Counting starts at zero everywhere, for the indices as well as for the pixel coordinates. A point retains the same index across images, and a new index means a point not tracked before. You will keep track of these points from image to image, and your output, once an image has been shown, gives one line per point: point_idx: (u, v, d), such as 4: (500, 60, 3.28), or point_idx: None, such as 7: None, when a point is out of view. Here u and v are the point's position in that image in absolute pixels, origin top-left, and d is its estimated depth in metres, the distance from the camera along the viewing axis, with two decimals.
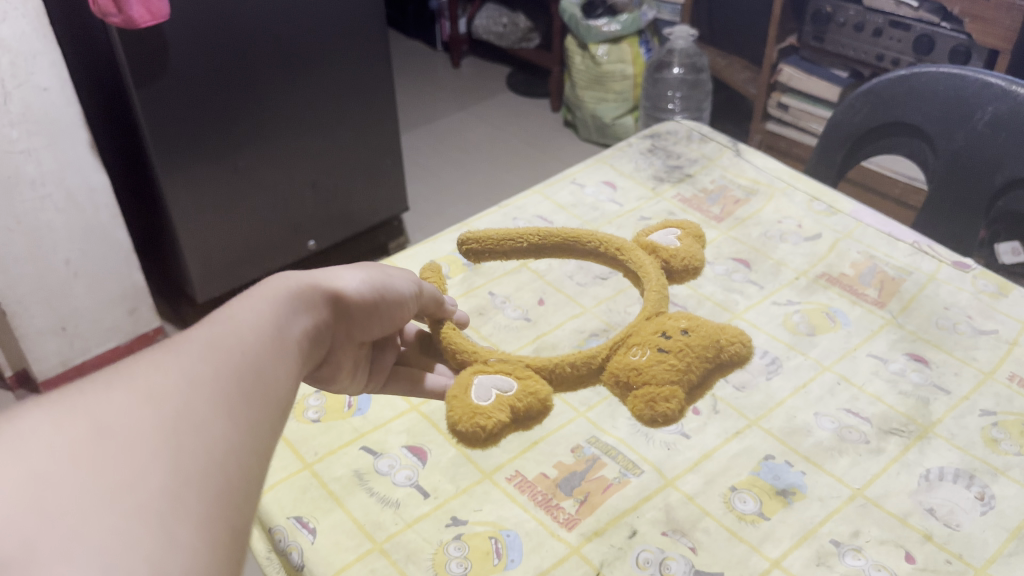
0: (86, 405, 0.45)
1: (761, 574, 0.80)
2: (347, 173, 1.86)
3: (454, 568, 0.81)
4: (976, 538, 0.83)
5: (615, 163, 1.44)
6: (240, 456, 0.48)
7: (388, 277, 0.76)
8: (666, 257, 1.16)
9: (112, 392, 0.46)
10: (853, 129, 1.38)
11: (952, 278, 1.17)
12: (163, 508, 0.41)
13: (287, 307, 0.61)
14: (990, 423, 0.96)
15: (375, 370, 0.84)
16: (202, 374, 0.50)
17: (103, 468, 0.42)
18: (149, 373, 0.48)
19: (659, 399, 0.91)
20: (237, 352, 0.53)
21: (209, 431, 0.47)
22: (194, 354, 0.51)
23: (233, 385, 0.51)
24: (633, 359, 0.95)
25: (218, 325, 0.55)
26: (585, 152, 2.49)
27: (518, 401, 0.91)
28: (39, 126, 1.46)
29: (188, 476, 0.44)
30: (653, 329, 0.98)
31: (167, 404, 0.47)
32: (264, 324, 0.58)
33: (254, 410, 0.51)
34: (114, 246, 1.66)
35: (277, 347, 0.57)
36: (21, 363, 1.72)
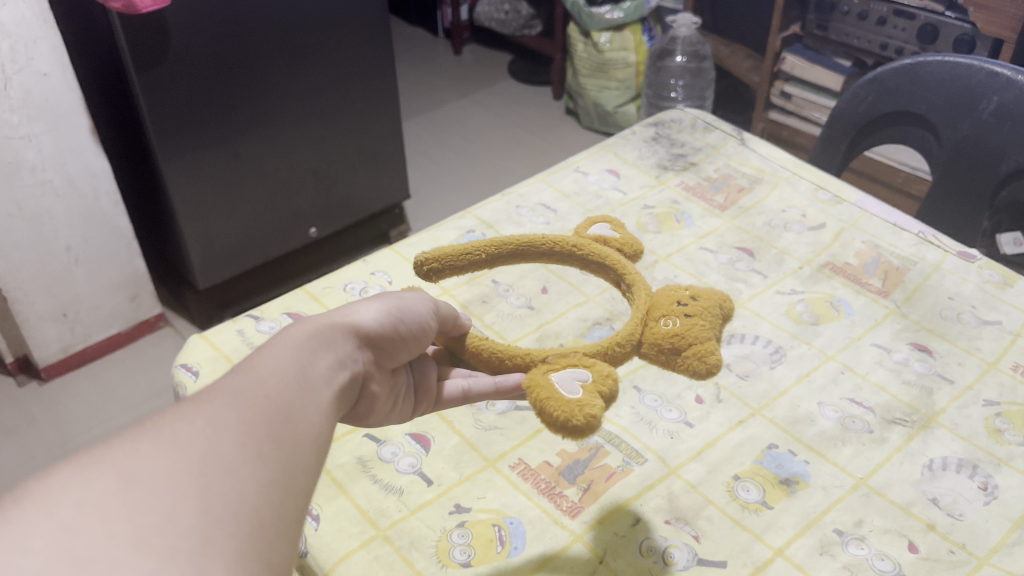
0: (109, 455, 0.43)
1: (764, 563, 0.80)
2: (348, 159, 1.85)
3: (457, 555, 0.81)
4: (978, 528, 0.83)
5: (618, 151, 1.43)
6: (273, 493, 0.46)
7: (403, 301, 0.70)
8: (618, 245, 1.09)
9: (139, 438, 0.44)
10: (857, 118, 1.37)
11: (957, 268, 1.17)
12: (194, 551, 0.40)
13: (308, 345, 0.57)
14: (992, 413, 0.96)
15: (420, 391, 0.75)
16: (230, 413, 0.47)
17: (131, 514, 0.40)
18: (175, 419, 0.46)
19: (707, 350, 0.83)
20: (266, 387, 0.51)
21: (240, 471, 0.45)
22: (220, 394, 0.49)
23: (262, 424, 0.48)
24: (668, 328, 0.87)
25: (244, 365, 0.52)
26: (588, 140, 2.48)
27: (603, 385, 0.74)
28: (39, 112, 1.45)
29: (219, 517, 0.42)
30: (665, 300, 0.91)
31: (194, 447, 0.44)
32: (294, 355, 0.55)
33: (286, 445, 0.49)
34: (115, 233, 1.66)
35: (307, 380, 0.54)
36: (22, 349, 1.72)
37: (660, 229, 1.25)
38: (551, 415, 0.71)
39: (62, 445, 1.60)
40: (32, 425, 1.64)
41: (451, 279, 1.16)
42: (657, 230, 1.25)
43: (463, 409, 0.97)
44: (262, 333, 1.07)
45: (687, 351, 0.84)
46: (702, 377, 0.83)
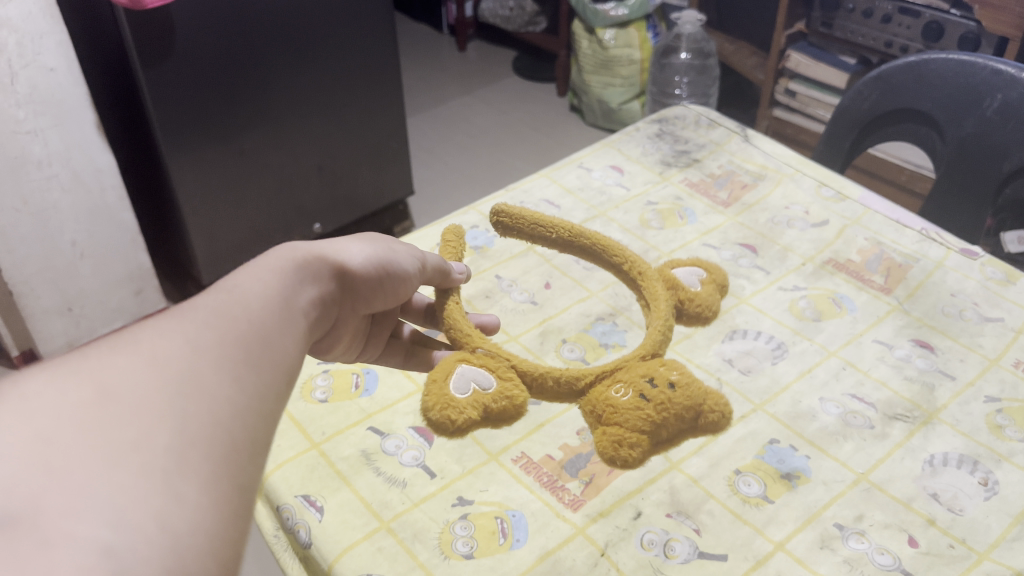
0: (87, 367, 0.44)
1: (765, 557, 0.81)
2: (353, 156, 1.86)
3: (460, 547, 0.81)
4: (979, 523, 0.84)
5: (622, 147, 1.43)
6: (248, 417, 0.47)
7: (393, 253, 0.75)
8: (684, 297, 1.07)
9: (117, 356, 0.45)
10: (862, 116, 1.37)
11: (960, 265, 1.17)
12: (169, 467, 0.41)
13: (291, 277, 0.60)
14: (994, 409, 0.96)
15: (372, 337, 0.86)
16: (208, 336, 0.49)
17: (108, 429, 0.41)
18: (153, 335, 0.47)
19: (625, 441, 0.89)
20: (243, 316, 0.52)
21: (216, 392, 0.46)
22: (199, 316, 0.50)
23: (238, 349, 0.50)
24: (614, 395, 0.93)
25: (222, 292, 0.53)
26: (592, 137, 2.49)
27: (493, 402, 0.93)
28: (45, 106, 1.46)
29: (195, 436, 0.43)
30: (642, 371, 0.95)
31: (172, 366, 0.46)
32: (271, 292, 0.56)
33: (262, 373, 0.50)
34: (120, 227, 1.67)
35: (283, 313, 0.56)
36: (27, 344, 1.68)
37: (663, 225, 1.26)
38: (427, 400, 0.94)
39: None
40: None
41: None
42: (661, 226, 1.26)
43: None
44: None
45: (609, 429, 0.90)
46: (607, 461, 0.90)
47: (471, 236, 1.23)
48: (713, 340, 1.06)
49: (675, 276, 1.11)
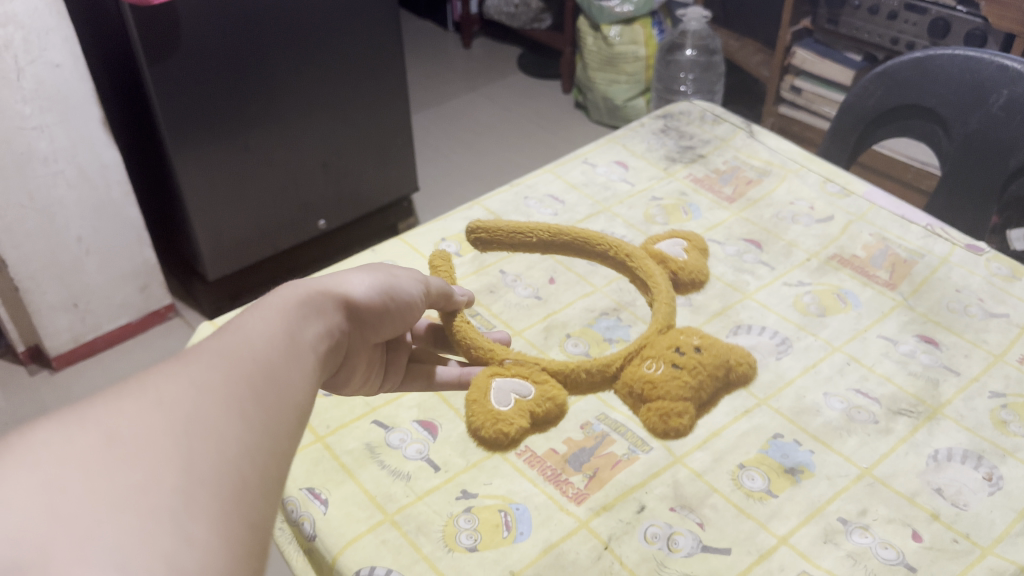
0: (93, 413, 0.44)
1: (769, 551, 0.81)
2: (358, 153, 1.86)
3: (464, 540, 0.81)
4: (983, 518, 0.84)
5: (627, 143, 1.43)
6: (255, 455, 0.47)
7: (395, 279, 0.75)
8: (675, 270, 1.12)
9: (122, 400, 0.45)
10: (867, 112, 1.37)
11: (965, 261, 1.17)
12: (176, 507, 0.41)
13: (296, 314, 0.60)
14: (999, 405, 0.96)
15: (390, 367, 0.83)
16: (212, 377, 0.49)
17: (114, 472, 0.41)
18: (158, 380, 0.47)
19: (673, 412, 0.91)
20: (249, 355, 0.52)
21: (222, 432, 0.46)
22: (203, 360, 0.50)
23: (243, 388, 0.50)
24: (647, 371, 0.94)
25: (227, 334, 0.54)
26: (596, 134, 2.48)
27: (538, 407, 0.91)
28: (51, 102, 1.46)
29: (201, 476, 0.43)
30: (666, 343, 0.96)
31: (178, 408, 0.46)
32: (275, 329, 0.57)
33: (266, 411, 0.50)
34: (125, 223, 1.67)
35: (288, 350, 0.56)
36: (34, 339, 1.74)
37: (668, 221, 1.26)
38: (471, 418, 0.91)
39: None
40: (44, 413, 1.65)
41: (459, 269, 1.16)
42: (665, 221, 1.26)
43: None
44: None
45: (653, 405, 0.92)
46: (661, 436, 0.91)
47: None
48: (717, 335, 1.06)
49: (661, 250, 1.15)
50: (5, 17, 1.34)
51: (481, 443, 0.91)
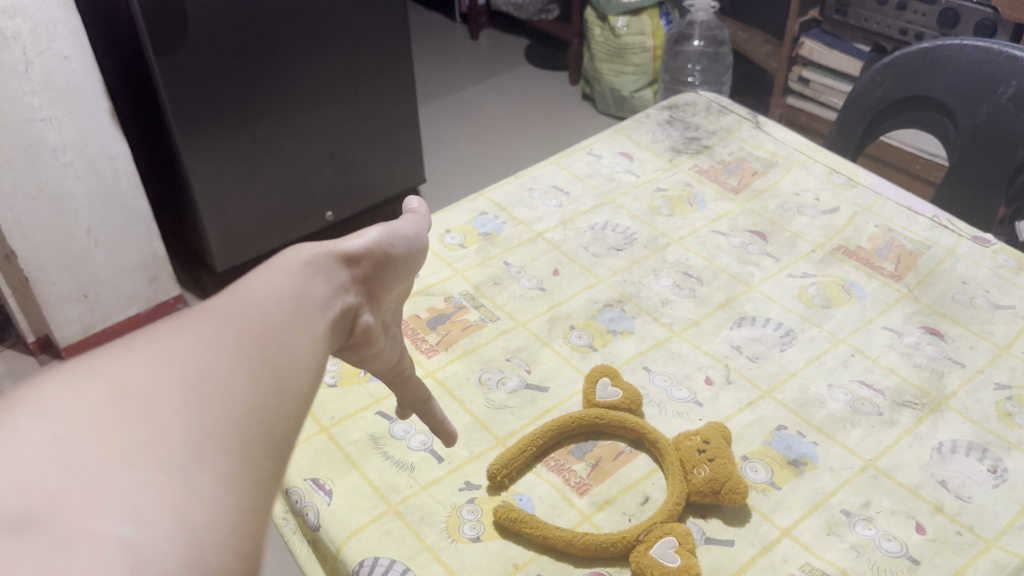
0: (104, 371, 0.44)
1: (772, 542, 0.81)
2: (365, 144, 1.86)
3: (467, 530, 0.82)
4: (987, 510, 0.84)
5: (632, 134, 1.43)
6: (263, 413, 0.47)
7: (393, 231, 0.68)
8: None
9: (130, 358, 0.46)
10: (874, 103, 1.36)
11: (972, 252, 1.16)
12: (183, 462, 0.41)
13: (303, 276, 0.57)
14: (1004, 397, 0.96)
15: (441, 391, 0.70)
16: (226, 333, 0.49)
17: (122, 426, 0.42)
18: (171, 338, 0.48)
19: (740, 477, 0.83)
20: (261, 311, 0.52)
21: (230, 388, 0.46)
22: (217, 316, 0.50)
23: (255, 346, 0.49)
24: (694, 473, 0.84)
25: (236, 293, 0.53)
26: (603, 126, 2.48)
27: (691, 457, 0.85)
28: (60, 94, 1.47)
29: (209, 432, 0.43)
30: (676, 453, 0.87)
31: (189, 366, 0.46)
32: (288, 289, 0.55)
33: (278, 370, 0.49)
34: (134, 214, 1.68)
35: (300, 308, 0.55)
36: (44, 330, 1.75)
37: (672, 212, 1.26)
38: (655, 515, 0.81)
39: None
40: None
41: (463, 261, 1.17)
42: (670, 213, 1.26)
43: (474, 388, 0.98)
44: None
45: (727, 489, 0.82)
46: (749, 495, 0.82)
47: (480, 223, 1.24)
48: (721, 327, 1.06)
49: None
50: (14, 9, 1.35)
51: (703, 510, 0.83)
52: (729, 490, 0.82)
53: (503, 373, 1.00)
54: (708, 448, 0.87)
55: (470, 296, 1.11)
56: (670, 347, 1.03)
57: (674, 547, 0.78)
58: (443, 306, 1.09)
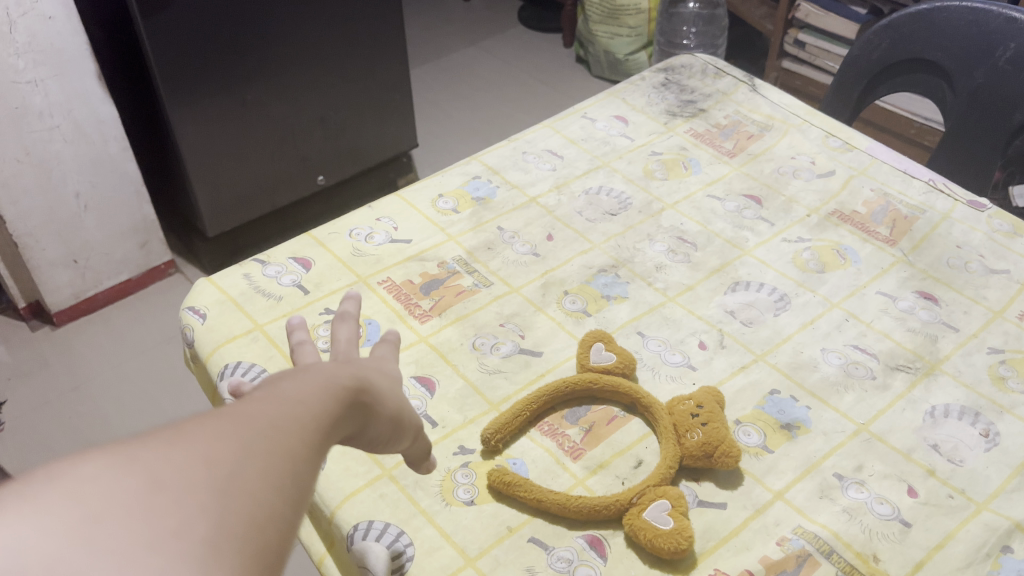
0: (139, 454, 0.41)
1: (764, 505, 0.81)
2: (356, 107, 1.84)
3: (461, 494, 0.82)
4: (979, 474, 0.84)
5: (627, 97, 1.42)
6: (282, 523, 0.43)
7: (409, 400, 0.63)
8: None
9: (169, 445, 0.42)
10: (870, 66, 1.34)
11: (967, 217, 1.16)
12: (201, 562, 0.38)
13: (345, 388, 0.54)
14: (997, 360, 0.96)
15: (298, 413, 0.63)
16: (262, 429, 0.46)
17: (148, 515, 0.39)
18: (209, 427, 0.44)
19: (730, 443, 0.82)
20: (299, 413, 0.49)
21: (257, 491, 0.43)
22: (255, 409, 0.47)
23: (291, 452, 0.46)
24: (684, 439, 0.84)
25: (275, 391, 0.49)
26: (597, 89, 2.46)
27: (681, 422, 0.86)
28: (45, 56, 1.44)
29: (231, 532, 0.40)
30: (668, 417, 0.87)
31: (223, 461, 0.43)
32: (324, 398, 0.51)
33: (302, 480, 0.46)
34: (123, 178, 1.66)
35: (335, 417, 0.51)
36: (34, 295, 1.74)
37: (668, 176, 1.25)
38: (647, 478, 0.81)
39: (75, 388, 1.62)
40: (46, 369, 1.66)
41: (456, 226, 1.16)
42: (665, 176, 1.25)
43: (468, 353, 0.97)
44: (269, 278, 1.07)
45: (715, 454, 0.82)
46: (736, 460, 0.82)
47: (473, 187, 1.23)
48: (715, 292, 1.06)
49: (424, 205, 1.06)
50: None
51: (691, 477, 0.84)
52: (721, 454, 0.82)
53: (496, 338, 0.99)
54: (701, 412, 0.86)
55: (464, 262, 1.10)
56: (664, 312, 1.03)
57: (667, 510, 0.78)
58: (437, 272, 1.08)
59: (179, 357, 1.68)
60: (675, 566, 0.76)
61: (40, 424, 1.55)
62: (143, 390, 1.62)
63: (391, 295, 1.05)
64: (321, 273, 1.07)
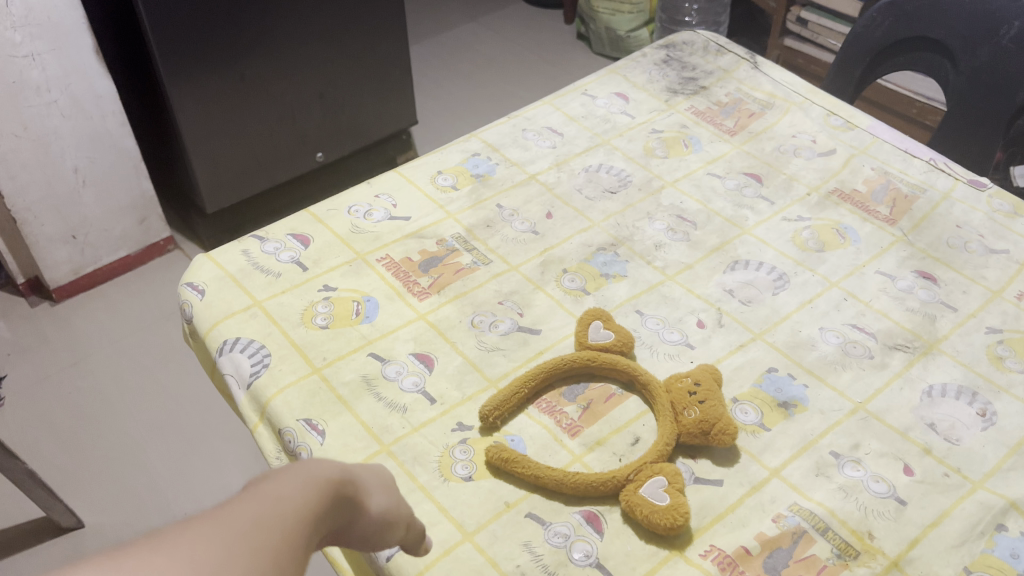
0: (119, 562, 0.39)
1: (760, 482, 0.82)
2: (355, 84, 1.83)
3: (459, 470, 0.82)
4: (975, 453, 0.85)
5: (628, 74, 1.41)
6: None
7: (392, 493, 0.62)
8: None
9: (154, 551, 0.40)
10: (873, 45, 1.34)
11: (967, 197, 1.16)
12: None
13: (327, 478, 0.52)
14: (995, 340, 0.96)
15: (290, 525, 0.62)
16: (248, 528, 0.44)
17: None
18: (189, 530, 0.42)
19: (728, 421, 0.83)
20: (284, 512, 0.47)
21: None
22: (240, 509, 0.45)
23: (274, 551, 0.44)
24: (681, 418, 0.84)
25: (260, 490, 0.48)
26: (598, 66, 2.45)
27: (679, 401, 0.86)
28: (42, 29, 1.42)
29: None
30: (666, 395, 0.87)
31: (207, 565, 0.40)
32: (309, 494, 0.50)
33: None
34: (121, 154, 1.66)
35: (319, 513, 0.50)
36: (33, 271, 1.74)
37: (668, 154, 1.25)
38: (644, 456, 0.82)
39: (74, 364, 1.62)
40: (45, 345, 1.66)
41: (455, 203, 1.15)
42: (665, 154, 1.25)
43: (467, 330, 0.97)
44: (267, 254, 1.07)
45: (711, 432, 0.82)
46: (733, 438, 0.82)
47: (473, 164, 1.22)
48: (715, 271, 1.06)
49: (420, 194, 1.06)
50: None
51: (688, 454, 0.84)
52: (718, 432, 0.82)
53: (495, 316, 0.99)
54: (699, 390, 0.87)
55: (463, 239, 1.10)
56: (663, 291, 1.03)
57: (663, 487, 0.78)
58: (435, 249, 1.08)
59: (178, 333, 1.68)
60: (672, 542, 0.76)
61: (40, 399, 1.56)
62: (142, 366, 1.62)
63: (389, 272, 1.05)
64: (320, 249, 1.07)
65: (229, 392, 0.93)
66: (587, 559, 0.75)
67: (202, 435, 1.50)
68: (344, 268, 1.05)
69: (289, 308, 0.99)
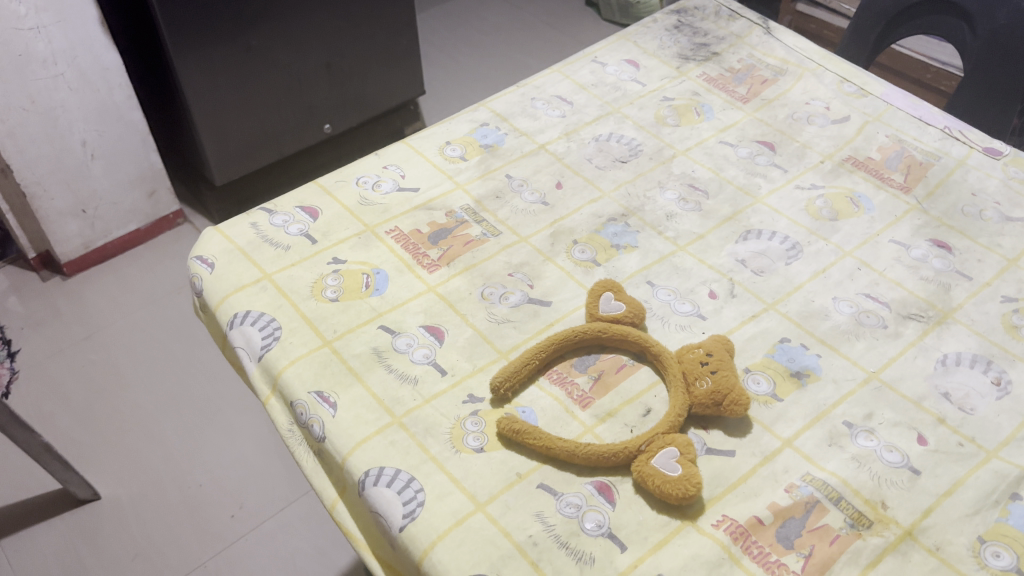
0: None
1: (773, 452, 0.81)
2: (362, 53, 1.81)
3: (471, 441, 0.82)
4: (989, 422, 0.84)
5: (638, 40, 1.39)
6: None
7: None
8: None
9: None
10: (888, 6, 1.33)
11: (983, 164, 1.14)
12: None
13: None
14: (1010, 309, 0.95)
15: None
16: None
17: None
18: None
19: (739, 392, 0.82)
20: None
21: None
22: None
23: None
24: (692, 389, 0.84)
25: None
26: (607, 33, 2.42)
27: (691, 372, 0.86)
28: (47, 2, 1.40)
29: None
30: (677, 366, 0.87)
31: None
32: None
33: None
34: (129, 127, 1.65)
35: None
36: (44, 246, 1.74)
37: (679, 122, 1.23)
38: (656, 426, 0.81)
39: (86, 337, 1.63)
40: (59, 318, 1.67)
41: (464, 174, 1.15)
42: (677, 122, 1.23)
43: (477, 302, 0.97)
44: (276, 226, 1.06)
45: (722, 402, 0.82)
46: (744, 410, 0.82)
47: (482, 134, 1.21)
48: (727, 241, 1.05)
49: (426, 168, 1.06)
50: None
51: (699, 424, 0.84)
52: (730, 402, 0.82)
53: (505, 288, 0.99)
54: (711, 361, 0.86)
55: (472, 211, 1.09)
56: (674, 262, 1.02)
57: (675, 458, 0.78)
58: (444, 221, 1.08)
59: (189, 306, 1.69)
60: (684, 512, 0.76)
61: (55, 371, 1.57)
62: (155, 338, 1.62)
63: (398, 244, 1.04)
64: (329, 221, 1.07)
65: (240, 364, 0.93)
66: (598, 529, 0.75)
67: (215, 407, 1.51)
68: (353, 241, 1.04)
69: (299, 281, 0.99)
